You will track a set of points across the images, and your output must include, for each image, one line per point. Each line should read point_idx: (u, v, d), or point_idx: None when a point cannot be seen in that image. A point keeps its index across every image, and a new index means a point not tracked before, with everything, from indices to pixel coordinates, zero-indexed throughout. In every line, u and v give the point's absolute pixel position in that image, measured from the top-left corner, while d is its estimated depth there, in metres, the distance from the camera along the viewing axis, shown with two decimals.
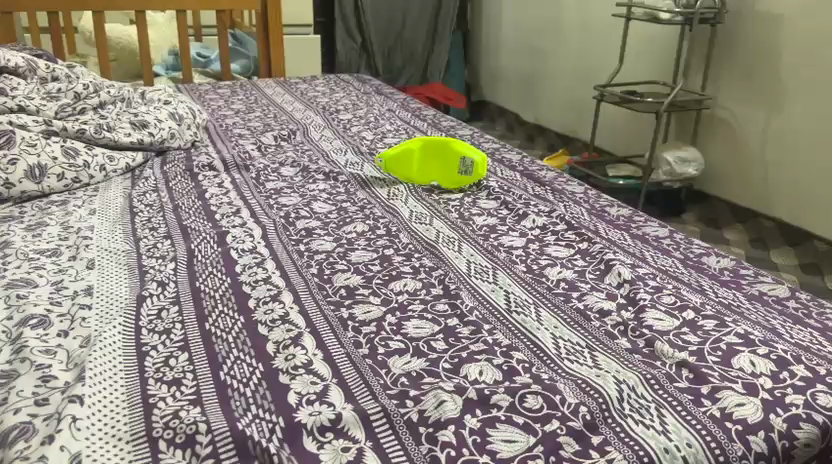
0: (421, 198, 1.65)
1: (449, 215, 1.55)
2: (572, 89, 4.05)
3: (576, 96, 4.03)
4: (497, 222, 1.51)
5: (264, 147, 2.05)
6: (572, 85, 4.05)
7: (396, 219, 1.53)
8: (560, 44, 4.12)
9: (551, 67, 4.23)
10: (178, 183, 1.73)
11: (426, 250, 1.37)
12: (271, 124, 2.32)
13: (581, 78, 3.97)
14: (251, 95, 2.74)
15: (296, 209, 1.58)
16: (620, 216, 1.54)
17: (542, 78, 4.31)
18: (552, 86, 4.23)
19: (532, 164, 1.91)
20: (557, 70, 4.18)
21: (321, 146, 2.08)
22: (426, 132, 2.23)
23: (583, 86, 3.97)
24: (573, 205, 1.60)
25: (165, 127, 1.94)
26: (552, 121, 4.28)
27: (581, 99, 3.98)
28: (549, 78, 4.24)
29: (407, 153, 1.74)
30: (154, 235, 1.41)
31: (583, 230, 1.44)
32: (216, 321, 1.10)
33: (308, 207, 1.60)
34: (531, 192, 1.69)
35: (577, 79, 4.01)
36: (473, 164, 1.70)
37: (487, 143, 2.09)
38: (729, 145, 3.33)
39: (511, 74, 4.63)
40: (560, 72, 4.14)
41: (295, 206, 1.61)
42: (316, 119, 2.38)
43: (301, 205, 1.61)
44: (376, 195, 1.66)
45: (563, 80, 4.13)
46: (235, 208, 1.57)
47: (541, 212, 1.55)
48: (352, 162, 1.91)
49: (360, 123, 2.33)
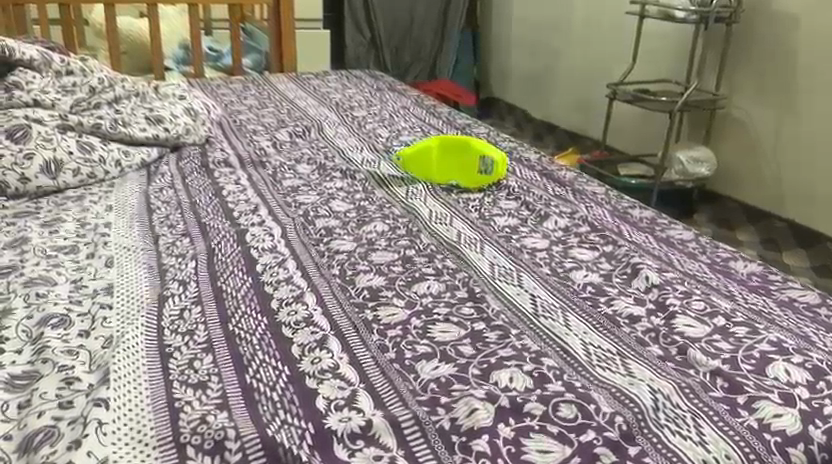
0: (440, 197, 1.63)
1: (469, 215, 1.53)
2: (583, 88, 4.03)
3: (587, 94, 4.00)
4: (518, 223, 1.49)
5: (279, 144, 2.03)
6: (582, 84, 4.03)
7: (416, 220, 1.50)
8: (571, 42, 4.09)
9: (560, 65, 4.20)
10: (195, 179, 1.71)
11: (448, 252, 1.35)
12: (285, 121, 2.30)
13: (592, 76, 3.95)
14: (264, 91, 2.72)
15: (314, 207, 1.57)
16: (644, 218, 1.52)
17: (551, 76, 4.29)
18: (561, 85, 4.20)
19: (550, 163, 1.89)
20: (567, 69, 4.15)
21: (337, 143, 2.06)
22: (442, 129, 2.21)
23: (593, 84, 3.95)
24: (595, 206, 1.58)
25: (181, 122, 1.92)
26: (562, 118, 4.25)
27: (592, 96, 3.95)
28: (559, 77, 4.22)
29: (425, 151, 1.74)
30: (173, 232, 1.40)
31: (607, 232, 1.42)
32: (240, 322, 1.08)
33: (326, 205, 1.58)
34: (551, 192, 1.67)
35: (587, 78, 3.99)
36: (492, 163, 1.68)
37: (505, 142, 2.07)
38: (741, 146, 3.31)
39: (519, 72, 4.59)
40: (571, 70, 4.11)
41: (312, 204, 1.59)
42: (330, 115, 2.36)
43: (320, 204, 1.59)
44: (394, 194, 1.64)
45: (572, 79, 4.10)
46: (253, 206, 1.55)
47: (563, 213, 1.53)
48: (369, 160, 1.89)
49: (374, 120, 2.31)
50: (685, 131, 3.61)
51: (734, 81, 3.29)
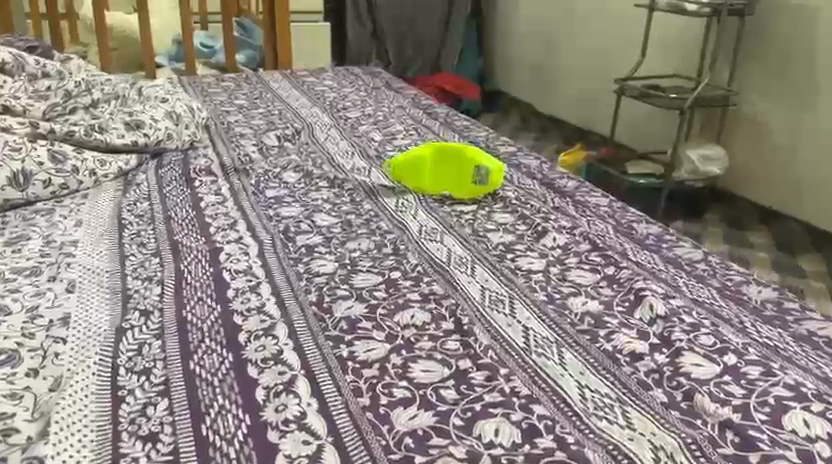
0: (432, 210, 1.53)
1: (461, 231, 1.43)
2: (591, 82, 3.90)
3: (595, 87, 3.87)
4: (514, 240, 1.39)
5: (266, 149, 1.94)
6: (590, 78, 3.90)
7: (404, 235, 1.41)
8: (578, 33, 3.95)
9: (567, 59, 4.07)
10: (173, 190, 1.62)
11: (437, 274, 1.25)
12: (275, 122, 2.21)
13: (600, 71, 3.82)
14: (255, 89, 2.63)
15: (297, 222, 1.47)
16: (649, 235, 1.42)
17: (558, 71, 4.15)
18: (568, 78, 4.07)
19: (551, 171, 1.78)
20: (574, 62, 4.01)
21: (327, 148, 1.96)
22: (438, 132, 2.11)
23: (602, 79, 3.82)
24: (597, 220, 1.48)
25: (162, 127, 1.83)
26: (568, 111, 4.13)
27: (601, 90, 3.83)
28: (566, 70, 4.09)
29: (418, 161, 1.63)
30: (142, 253, 1.31)
31: (609, 252, 1.32)
32: (202, 359, 0.99)
33: (309, 219, 1.48)
34: (550, 204, 1.56)
35: (595, 72, 3.86)
36: (488, 173, 1.57)
37: (504, 148, 1.96)
38: (755, 145, 3.19)
39: (525, 65, 4.46)
40: (579, 63, 3.98)
41: (295, 217, 1.49)
42: (323, 117, 2.26)
43: (303, 217, 1.49)
44: (384, 206, 1.55)
45: (579, 73, 3.97)
46: (231, 220, 1.46)
47: (563, 228, 1.43)
48: (359, 167, 1.80)
49: (369, 122, 2.21)
50: (696, 127, 3.49)
51: (748, 77, 3.17)
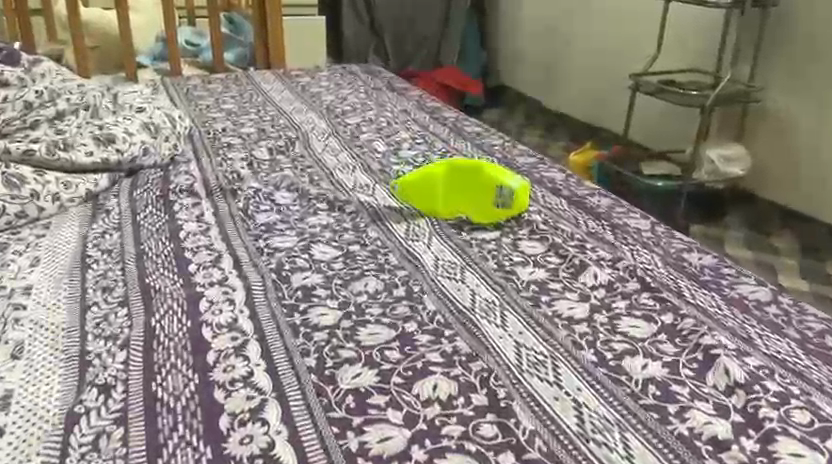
0: (448, 239, 1.32)
1: (484, 265, 1.23)
2: (600, 77, 3.67)
3: (605, 82, 3.64)
4: (547, 277, 1.18)
5: (256, 163, 1.73)
6: (599, 73, 3.67)
7: (418, 272, 1.20)
8: (587, 26, 3.71)
9: (575, 52, 3.84)
10: (148, 216, 1.41)
11: (460, 325, 1.04)
12: (267, 130, 1.99)
13: (610, 66, 3.59)
14: (245, 91, 2.41)
15: (290, 255, 1.26)
16: (704, 268, 1.22)
17: (565, 66, 3.92)
18: (576, 73, 3.85)
19: (579, 186, 1.58)
20: (582, 56, 3.78)
21: (324, 160, 1.75)
22: (448, 140, 1.90)
23: (613, 73, 3.59)
24: (641, 250, 1.27)
25: (137, 141, 1.63)
26: (575, 108, 3.91)
27: (612, 86, 3.60)
28: (573, 65, 3.86)
29: (430, 179, 1.39)
30: (106, 302, 1.10)
31: (662, 292, 1.12)
32: (174, 456, 0.79)
33: (305, 252, 1.27)
34: (584, 229, 1.36)
35: (604, 67, 3.63)
36: (512, 195, 1.36)
37: (523, 159, 1.76)
38: (779, 144, 2.98)
39: (529, 59, 4.23)
40: (587, 57, 3.74)
41: (291, 249, 1.28)
42: (319, 123, 2.05)
43: (299, 249, 1.28)
44: (392, 233, 1.35)
45: (588, 67, 3.75)
46: (214, 256, 1.25)
47: (602, 261, 1.22)
48: (361, 185, 1.59)
49: (370, 129, 2.00)
50: (716, 124, 3.25)
51: (771, 71, 2.95)
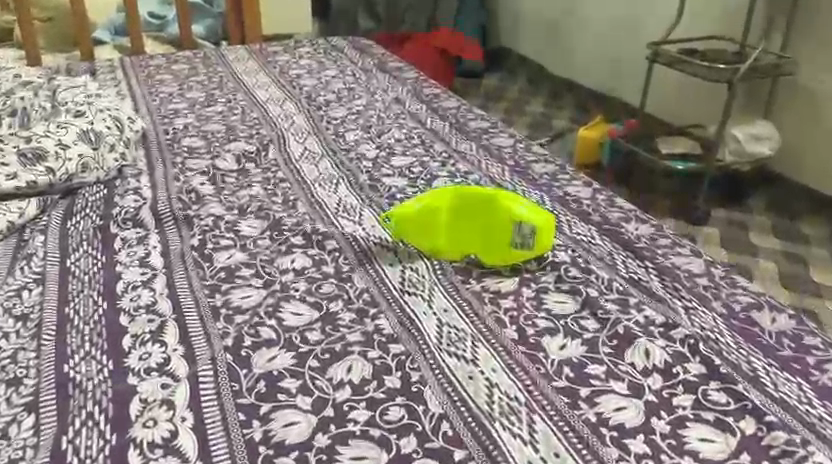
0: (453, 291, 1.05)
1: (501, 333, 0.96)
2: (609, 54, 3.28)
3: (616, 63, 3.25)
4: (586, 355, 0.92)
5: (220, 176, 1.44)
6: (604, 50, 3.31)
7: (415, 346, 0.93)
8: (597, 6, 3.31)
9: (578, 26, 3.45)
10: (81, 259, 1.14)
11: (475, 442, 0.78)
12: (237, 126, 1.71)
13: (623, 46, 3.20)
14: (214, 73, 2.10)
15: (252, 322, 0.97)
16: (782, 337, 0.96)
17: (567, 41, 3.55)
18: (579, 48, 3.47)
19: (610, 207, 1.31)
20: (590, 36, 3.39)
21: (302, 170, 1.48)
22: (450, 141, 1.62)
23: (624, 50, 3.20)
24: (698, 308, 1.01)
25: (73, 155, 1.36)
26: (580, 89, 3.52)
27: (623, 67, 3.22)
28: (577, 40, 3.48)
29: (432, 213, 1.11)
30: (8, 405, 0.84)
31: (736, 382, 0.86)
32: None
33: (273, 316, 0.98)
34: (623, 274, 1.10)
35: (613, 42, 3.24)
36: (534, 232, 1.08)
37: (540, 167, 1.48)
38: (811, 123, 2.55)
39: (530, 36, 3.82)
40: (596, 36, 3.35)
41: (254, 312, 1.00)
42: (297, 117, 1.76)
43: (264, 314, 0.99)
44: (384, 281, 1.07)
45: (594, 41, 3.36)
46: (156, 323, 0.98)
47: (652, 328, 0.96)
48: (347, 207, 1.32)
49: (358, 125, 1.72)
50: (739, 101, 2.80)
51: (807, 39, 2.50)
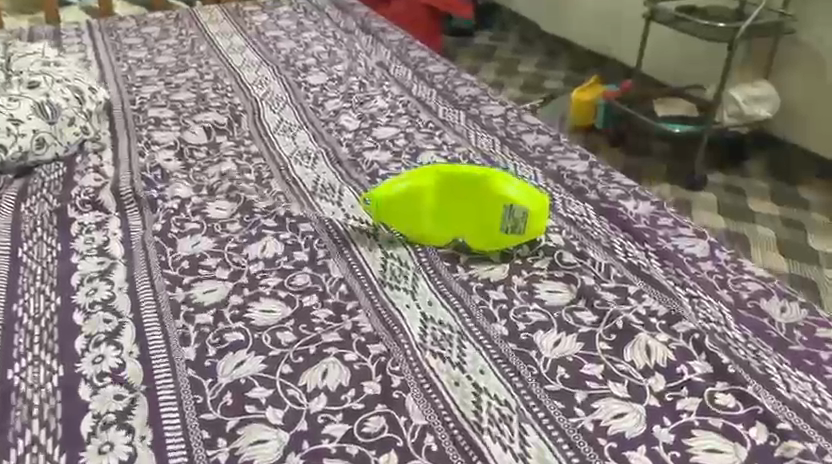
0: (437, 281, 0.97)
1: (490, 328, 0.88)
2: (606, 12, 3.14)
3: (613, 20, 3.11)
4: (583, 353, 0.84)
5: (189, 151, 1.35)
6: (600, 7, 3.16)
7: (396, 347, 0.85)
8: None
9: None
10: (34, 247, 1.05)
11: (461, 459, 0.71)
12: (209, 94, 1.60)
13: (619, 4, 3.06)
14: (186, 36, 1.97)
15: (217, 328, 0.89)
16: (793, 330, 0.89)
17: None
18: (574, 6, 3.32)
19: (608, 183, 1.22)
20: None
21: (277, 144, 1.38)
22: (436, 110, 1.52)
23: (620, 7, 3.06)
24: (703, 297, 0.94)
25: (27, 130, 1.26)
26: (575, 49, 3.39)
27: (620, 26, 3.08)
28: None
29: (416, 197, 1.02)
30: None
31: (746, 383, 0.79)
32: None
33: (240, 318, 0.91)
34: (621, 258, 1.02)
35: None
36: (526, 215, 1.00)
37: (532, 139, 1.39)
38: (813, 84, 2.39)
39: None
40: None
41: (220, 314, 0.92)
42: (274, 84, 1.65)
43: (230, 317, 0.91)
44: (364, 271, 0.99)
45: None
46: (113, 324, 0.90)
47: (653, 321, 0.89)
48: (325, 185, 1.23)
49: (338, 93, 1.61)
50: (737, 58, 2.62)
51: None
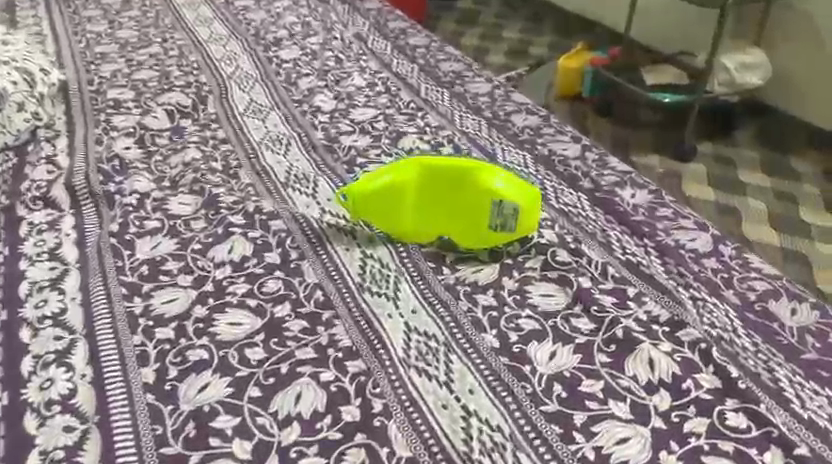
0: (421, 286, 0.89)
1: (479, 339, 0.81)
2: None
3: None
4: (581, 367, 0.77)
5: (151, 137, 1.25)
6: None
7: (376, 364, 0.78)
8: None
9: None
10: None
11: None
12: (173, 72, 1.48)
13: None
14: (150, 6, 1.84)
15: (179, 346, 0.81)
16: (806, 335, 0.83)
17: None
18: None
19: (602, 169, 1.14)
20: None
21: (247, 127, 1.28)
22: (418, 88, 1.42)
23: None
24: (708, 299, 0.87)
25: None
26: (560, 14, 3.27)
27: None
28: None
29: (397, 194, 0.93)
30: None
31: (758, 400, 0.73)
32: None
33: (205, 333, 0.82)
34: (618, 256, 0.94)
35: None
36: (517, 212, 0.92)
37: (521, 120, 1.30)
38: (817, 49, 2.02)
39: None
40: None
41: (182, 328, 0.84)
42: (243, 61, 1.54)
43: (193, 332, 0.83)
44: (340, 275, 0.91)
45: None
46: (63, 342, 0.82)
47: (655, 328, 0.82)
48: (298, 175, 1.14)
49: (313, 69, 1.50)
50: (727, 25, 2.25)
51: None
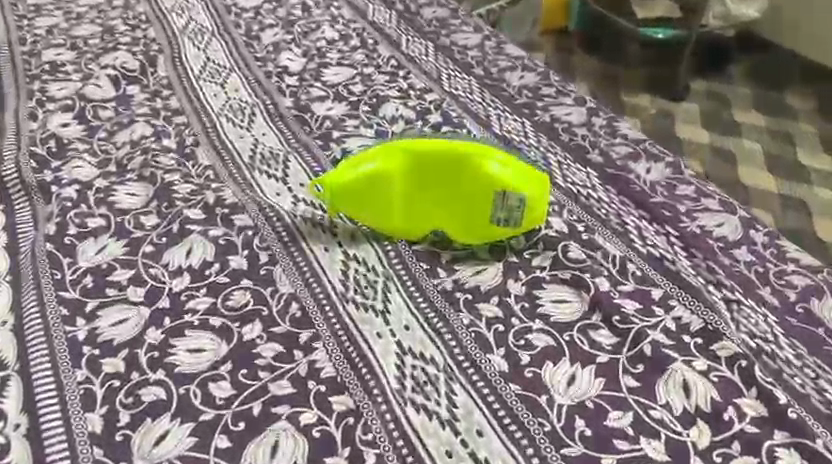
0: (414, 295, 0.77)
1: (485, 363, 0.69)
2: None
3: None
4: (605, 396, 0.66)
5: (94, 110, 1.08)
6: None
7: (366, 401, 0.66)
8: None
9: None
10: None
11: None
12: (117, 27, 1.29)
13: None
14: None
15: (130, 383, 0.68)
16: None
17: None
18: None
19: (612, 138, 1.01)
20: None
21: (205, 94, 1.12)
22: (398, 40, 1.26)
23: None
24: (745, 301, 0.76)
25: None
26: None
27: None
28: None
29: (384, 185, 0.80)
30: None
31: (812, 433, 0.63)
32: None
33: (161, 365, 0.70)
34: (638, 249, 0.82)
35: None
36: (524, 205, 0.79)
37: (516, 78, 1.15)
38: None
39: None
40: None
41: (135, 358, 0.71)
42: (197, 11, 1.35)
43: (147, 364, 0.70)
44: (319, 283, 0.78)
45: None
46: None
47: (688, 342, 0.71)
48: (266, 154, 0.99)
49: (277, 20, 1.32)
50: None
51: None
